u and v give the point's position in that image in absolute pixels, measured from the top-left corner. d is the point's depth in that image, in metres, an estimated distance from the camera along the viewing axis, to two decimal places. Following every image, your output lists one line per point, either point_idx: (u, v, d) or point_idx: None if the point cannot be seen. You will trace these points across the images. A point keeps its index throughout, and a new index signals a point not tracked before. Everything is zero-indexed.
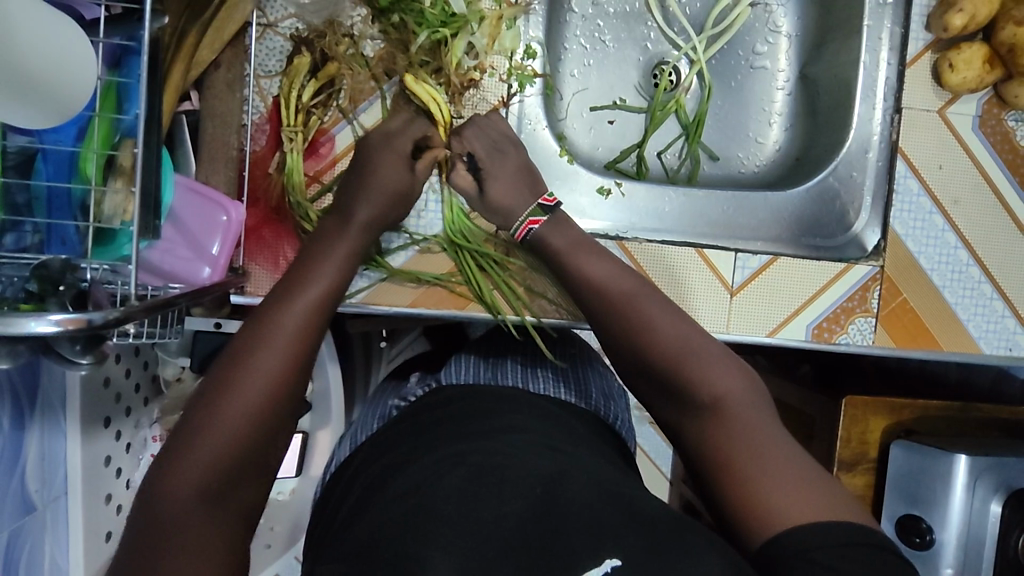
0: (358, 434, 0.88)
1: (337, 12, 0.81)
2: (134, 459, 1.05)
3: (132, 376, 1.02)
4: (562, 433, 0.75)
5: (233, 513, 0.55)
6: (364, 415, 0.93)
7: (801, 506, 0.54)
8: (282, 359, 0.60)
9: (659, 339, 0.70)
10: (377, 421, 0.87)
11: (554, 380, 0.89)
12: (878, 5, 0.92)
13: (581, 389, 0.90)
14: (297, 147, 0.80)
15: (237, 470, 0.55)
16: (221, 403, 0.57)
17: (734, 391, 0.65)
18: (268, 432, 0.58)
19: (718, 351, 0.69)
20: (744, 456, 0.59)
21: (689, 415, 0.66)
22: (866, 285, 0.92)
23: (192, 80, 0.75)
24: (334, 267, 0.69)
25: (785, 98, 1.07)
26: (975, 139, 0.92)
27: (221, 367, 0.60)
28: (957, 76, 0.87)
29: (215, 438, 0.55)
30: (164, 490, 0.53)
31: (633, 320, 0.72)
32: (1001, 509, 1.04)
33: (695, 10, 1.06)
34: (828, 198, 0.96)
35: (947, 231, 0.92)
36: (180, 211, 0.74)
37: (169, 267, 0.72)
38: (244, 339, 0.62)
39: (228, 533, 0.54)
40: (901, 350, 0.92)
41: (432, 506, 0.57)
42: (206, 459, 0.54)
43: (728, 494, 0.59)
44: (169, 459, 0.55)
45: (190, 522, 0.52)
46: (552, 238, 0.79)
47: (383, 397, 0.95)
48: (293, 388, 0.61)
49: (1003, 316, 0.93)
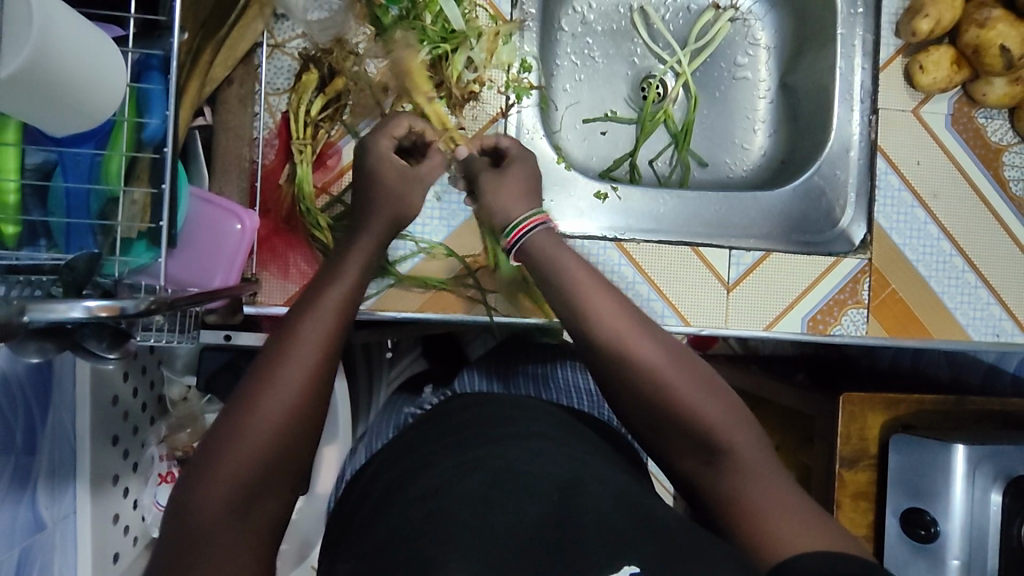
0: (373, 443, 0.89)
1: (343, 31, 0.85)
2: (141, 479, 1.04)
3: (139, 395, 1.02)
4: (573, 437, 0.76)
5: (262, 517, 0.57)
6: (379, 424, 0.94)
7: (796, 535, 0.57)
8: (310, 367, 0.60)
9: (667, 384, 0.65)
10: (392, 430, 0.89)
11: (566, 391, 0.92)
12: (850, 15, 0.98)
13: (593, 400, 0.92)
14: (306, 159, 0.83)
15: (266, 477, 0.56)
16: (252, 409, 0.57)
17: (736, 436, 0.64)
18: (298, 439, 0.59)
19: (715, 390, 0.66)
20: (758, 489, 0.61)
21: (690, 446, 0.65)
22: (856, 277, 0.95)
23: (207, 96, 0.78)
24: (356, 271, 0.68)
25: (767, 106, 1.11)
26: (948, 136, 0.97)
27: (252, 372, 0.60)
28: (928, 76, 0.93)
29: (248, 444, 0.56)
30: (196, 493, 0.55)
31: (633, 362, 0.66)
32: (1001, 498, 1.07)
33: (678, 26, 1.11)
34: (814, 195, 1.00)
35: (929, 223, 0.96)
36: (195, 221, 0.76)
37: (187, 275, 0.76)
38: (275, 344, 0.61)
39: (256, 538, 0.56)
40: (893, 339, 0.95)
41: (456, 504, 0.58)
42: (239, 465, 0.55)
43: (727, 510, 0.62)
44: (203, 462, 0.56)
45: (219, 528, 0.54)
46: (563, 256, 0.71)
47: (396, 407, 0.96)
48: (313, 407, 0.60)
49: (989, 303, 0.97)
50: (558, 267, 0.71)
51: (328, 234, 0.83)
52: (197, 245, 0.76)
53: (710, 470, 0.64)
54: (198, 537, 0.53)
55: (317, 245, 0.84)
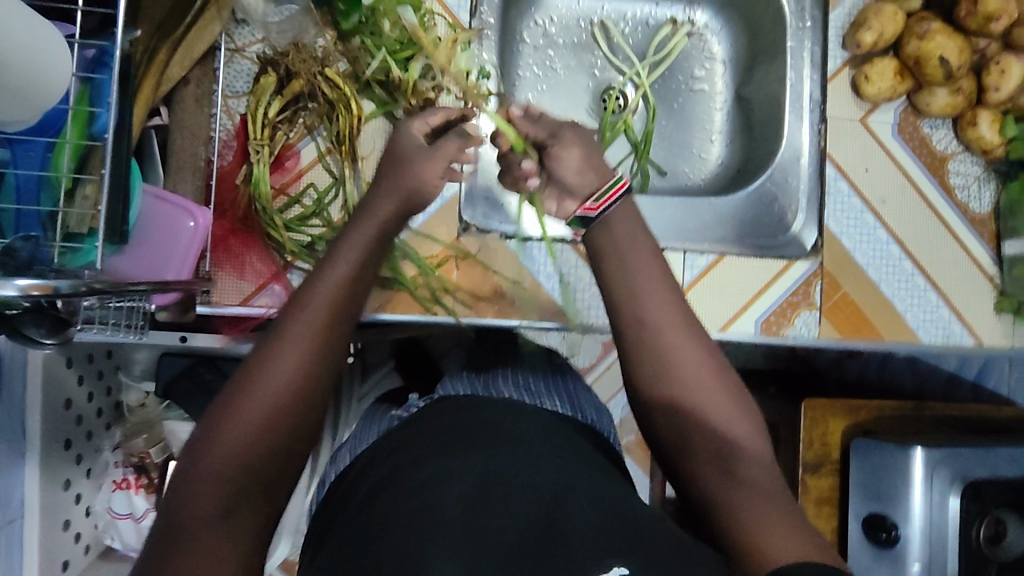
0: (355, 449, 0.84)
1: (302, 35, 0.86)
2: (94, 485, 1.04)
3: (95, 401, 1.02)
4: (551, 430, 0.71)
5: (250, 514, 0.53)
6: (363, 428, 0.88)
7: (775, 536, 0.55)
8: (303, 357, 0.57)
9: (679, 369, 0.64)
10: (373, 435, 0.84)
11: (549, 392, 0.84)
12: (798, 28, 1.01)
13: (575, 404, 0.84)
14: (263, 159, 0.83)
15: (253, 474, 0.53)
16: (240, 399, 0.55)
17: (737, 428, 0.63)
18: (284, 435, 0.55)
19: (725, 375, 0.65)
20: (752, 501, 0.59)
21: (698, 441, 0.63)
22: (809, 280, 0.98)
23: (163, 95, 0.79)
24: (349, 263, 0.62)
25: (723, 117, 1.14)
26: (895, 144, 1.01)
27: (244, 364, 0.58)
28: (872, 86, 0.97)
29: (233, 436, 0.53)
30: (188, 486, 0.52)
31: (672, 353, 0.64)
32: (958, 501, 1.09)
33: (636, 40, 1.14)
34: (766, 201, 1.02)
35: (879, 228, 0.99)
36: (147, 219, 0.76)
37: (136, 272, 0.75)
38: (267, 336, 0.59)
39: (240, 536, 0.52)
40: (846, 341, 0.97)
41: (401, 498, 0.57)
42: (228, 457, 0.53)
43: (720, 517, 0.59)
44: (191, 456, 0.54)
45: (205, 515, 0.51)
46: (616, 226, 0.69)
47: (378, 416, 0.91)
48: (305, 393, 0.57)
49: (938, 306, 0.99)
50: (617, 252, 0.68)
51: (282, 232, 0.84)
52: (150, 240, 0.76)
53: (716, 470, 0.61)
54: (178, 533, 0.50)
55: (273, 245, 0.85)
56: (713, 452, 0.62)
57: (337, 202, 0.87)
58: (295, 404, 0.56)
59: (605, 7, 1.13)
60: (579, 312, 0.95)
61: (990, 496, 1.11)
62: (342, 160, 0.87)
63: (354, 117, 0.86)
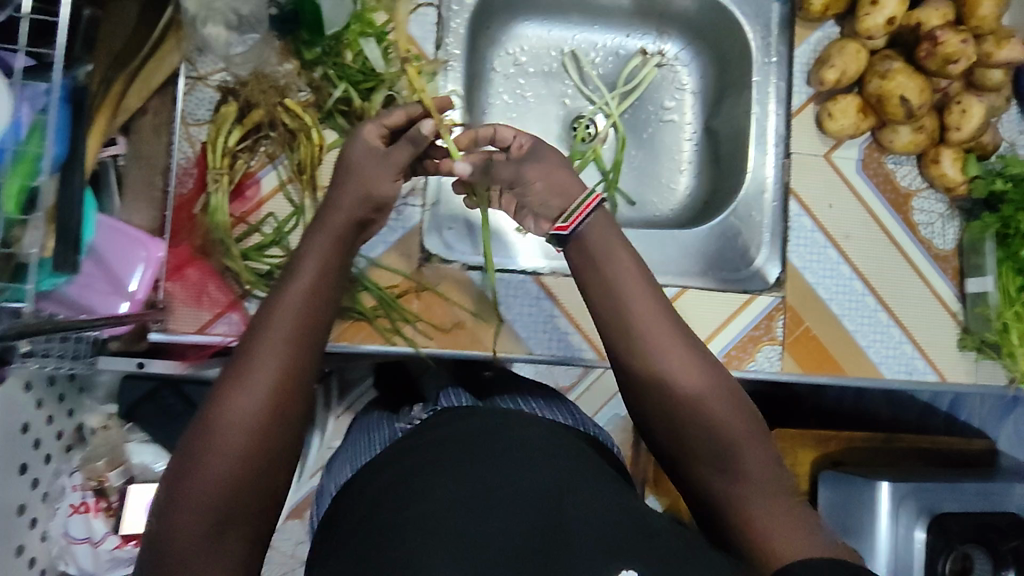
0: (358, 462, 0.74)
1: (264, 65, 0.86)
2: (50, 509, 1.01)
3: (55, 423, 1.00)
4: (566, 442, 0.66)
5: (244, 526, 0.54)
6: (359, 441, 0.79)
7: (785, 535, 0.58)
8: (279, 369, 0.57)
9: (674, 378, 0.63)
10: (381, 445, 0.72)
11: (548, 404, 0.81)
12: (764, 64, 1.02)
13: (572, 414, 0.82)
14: (222, 188, 0.83)
15: (248, 489, 0.54)
16: (220, 417, 0.55)
17: (734, 427, 0.63)
18: (269, 450, 0.56)
19: (715, 373, 0.65)
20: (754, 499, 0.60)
21: (695, 444, 0.63)
22: (771, 314, 0.98)
23: (118, 124, 0.81)
24: (316, 268, 0.62)
25: (692, 149, 1.14)
26: (859, 180, 1.01)
27: (223, 376, 0.58)
28: (836, 123, 0.97)
29: (221, 455, 0.54)
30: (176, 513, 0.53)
31: (660, 364, 0.63)
32: (924, 535, 1.08)
33: (607, 70, 1.15)
34: (730, 235, 1.03)
35: (841, 263, 1.00)
36: (101, 248, 0.79)
37: (87, 300, 0.78)
38: (241, 350, 0.58)
39: (238, 549, 0.54)
40: (808, 375, 0.97)
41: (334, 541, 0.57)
42: (214, 480, 0.53)
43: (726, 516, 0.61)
44: (177, 475, 0.54)
45: (198, 541, 0.52)
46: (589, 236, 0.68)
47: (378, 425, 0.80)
48: (285, 408, 0.57)
49: (901, 342, 0.99)
50: (604, 262, 0.66)
51: (240, 262, 0.83)
52: (101, 270, 0.79)
53: (717, 471, 0.62)
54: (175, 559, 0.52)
55: (230, 274, 0.84)
56: (712, 454, 0.62)
57: (297, 230, 0.86)
58: (275, 417, 0.56)
59: (576, 38, 1.13)
60: (540, 344, 0.95)
61: (954, 530, 1.10)
62: (303, 189, 0.86)
63: (316, 146, 0.86)
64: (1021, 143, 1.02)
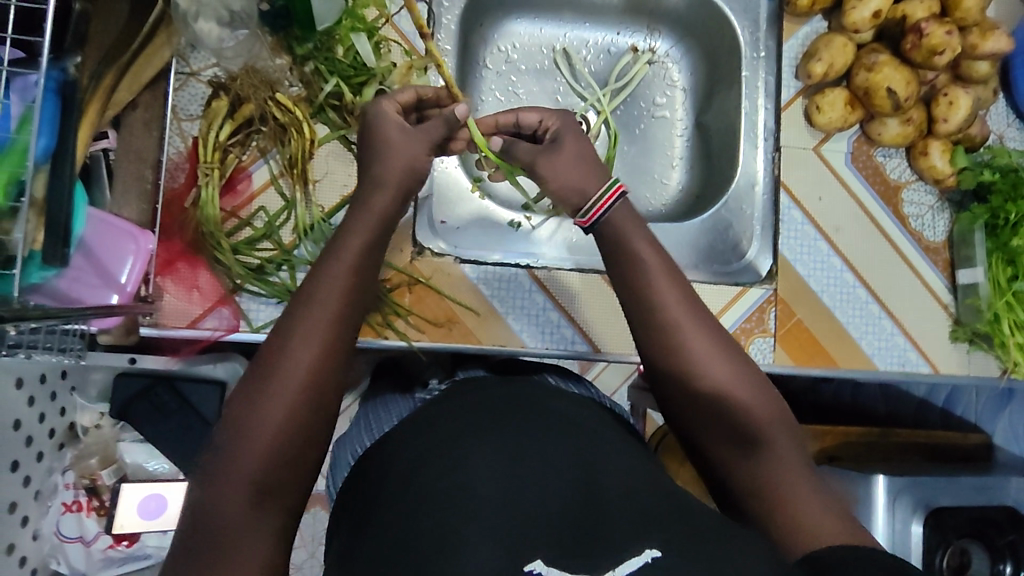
0: (374, 430, 0.71)
1: (255, 59, 0.87)
2: (42, 507, 1.02)
3: (48, 421, 1.00)
4: (585, 411, 0.67)
5: (283, 505, 0.54)
6: (372, 411, 0.78)
7: (815, 513, 0.56)
8: (321, 351, 0.56)
9: (696, 358, 0.63)
10: (398, 417, 0.71)
11: (565, 378, 0.81)
12: (752, 58, 1.03)
13: (588, 388, 0.80)
14: (213, 182, 0.84)
15: (288, 468, 0.54)
16: (263, 397, 0.54)
17: (763, 413, 0.61)
18: (298, 426, 0.55)
19: (735, 353, 0.64)
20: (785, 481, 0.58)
21: (713, 425, 0.62)
22: (762, 306, 0.98)
23: (109, 119, 0.79)
24: (362, 248, 0.61)
25: (684, 144, 1.14)
26: (848, 172, 1.01)
27: (262, 354, 0.57)
28: (824, 116, 0.98)
29: (256, 431, 0.53)
30: (212, 493, 0.52)
31: (689, 346, 0.63)
32: (922, 529, 1.07)
33: (599, 67, 1.15)
34: (721, 228, 1.03)
35: (832, 256, 1.00)
36: (91, 242, 0.77)
37: (77, 295, 0.77)
38: (281, 328, 0.58)
39: (274, 525, 0.54)
40: (801, 368, 0.97)
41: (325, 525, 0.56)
42: (250, 458, 0.53)
43: (756, 499, 0.58)
44: (219, 452, 0.54)
45: (233, 519, 0.52)
46: (625, 222, 0.68)
47: (394, 396, 0.78)
48: (318, 384, 0.56)
49: (893, 333, 1.00)
50: (620, 246, 0.68)
51: (230, 257, 0.84)
52: (89, 263, 0.77)
53: (736, 451, 0.61)
54: (212, 536, 0.51)
55: (221, 267, 0.85)
56: (728, 434, 0.61)
57: (288, 224, 0.87)
58: (313, 399, 0.55)
59: (567, 35, 1.14)
60: (532, 337, 0.95)
61: (950, 526, 1.10)
62: (294, 183, 0.87)
63: (308, 140, 0.87)
64: (1009, 136, 1.03)
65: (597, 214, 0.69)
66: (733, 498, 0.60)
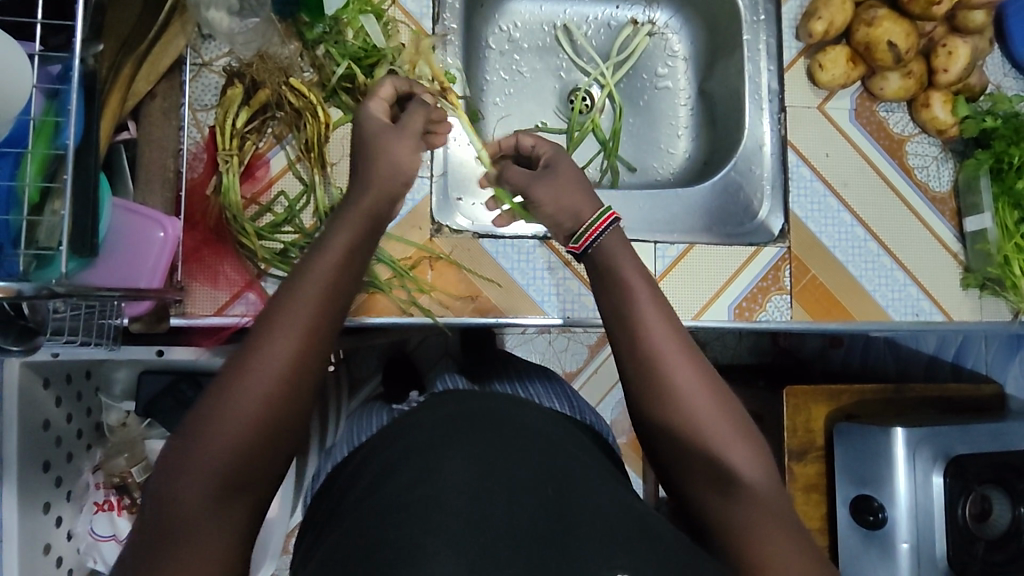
0: (355, 437, 0.77)
1: (267, 45, 0.87)
2: (75, 507, 1.03)
3: (75, 421, 1.01)
4: (554, 423, 0.72)
5: (248, 501, 0.53)
6: (358, 423, 0.82)
7: (780, 549, 0.58)
8: (297, 349, 0.54)
9: (677, 391, 0.62)
10: (382, 420, 0.77)
11: (543, 390, 0.88)
12: (753, 22, 1.05)
13: (563, 398, 0.88)
14: (233, 168, 0.84)
15: (255, 467, 0.53)
16: (233, 389, 0.52)
17: (740, 451, 0.61)
18: (271, 428, 0.53)
19: (717, 389, 0.63)
20: (754, 518, 0.59)
21: (690, 459, 0.62)
22: (777, 265, 0.99)
23: (129, 110, 0.82)
24: (347, 243, 0.58)
25: (688, 113, 1.17)
26: (853, 129, 1.03)
27: (244, 340, 0.55)
28: (827, 74, 0.99)
29: (227, 427, 0.52)
30: (173, 484, 0.51)
31: (669, 378, 0.62)
32: (943, 480, 1.10)
33: (600, 41, 1.16)
34: (732, 190, 1.05)
35: (842, 211, 1.01)
36: (118, 231, 0.78)
37: (111, 280, 0.78)
38: (263, 316, 0.55)
39: (236, 525, 0.52)
40: (817, 322, 0.99)
41: (386, 482, 0.56)
42: (215, 454, 0.51)
43: (725, 536, 0.60)
44: (186, 436, 0.52)
45: (193, 515, 0.50)
46: (613, 247, 0.68)
47: (376, 409, 0.85)
48: (295, 389, 0.54)
49: (906, 284, 1.02)
50: (611, 279, 0.66)
51: (255, 240, 0.84)
52: (119, 252, 0.78)
53: (713, 489, 0.61)
54: (170, 528, 0.50)
55: (247, 255, 0.85)
56: (706, 472, 0.61)
57: (308, 208, 0.88)
58: (287, 395, 0.53)
59: (567, 11, 1.15)
60: (554, 308, 0.96)
61: (973, 473, 1.13)
62: (312, 167, 0.87)
63: (323, 124, 0.87)
64: (1007, 85, 1.05)
65: (586, 243, 0.68)
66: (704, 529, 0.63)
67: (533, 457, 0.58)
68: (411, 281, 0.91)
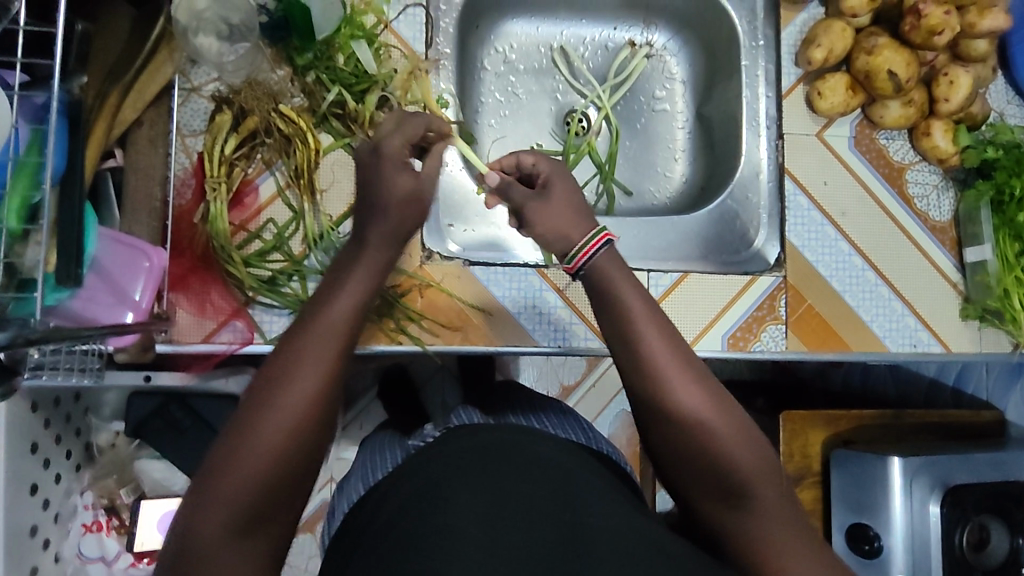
0: (370, 477, 0.76)
1: (256, 72, 0.87)
2: (62, 530, 1.02)
3: (63, 443, 1.00)
4: (570, 451, 0.70)
5: (271, 533, 0.53)
6: (371, 459, 0.81)
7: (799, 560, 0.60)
8: (320, 381, 0.54)
9: (689, 413, 0.62)
10: (395, 461, 0.75)
11: (557, 417, 0.87)
12: (751, 48, 1.03)
13: (581, 431, 0.86)
14: (221, 197, 0.83)
15: (278, 500, 0.53)
16: (256, 424, 0.52)
17: (753, 466, 0.62)
18: (295, 461, 0.53)
19: (726, 408, 0.63)
20: (772, 533, 0.61)
21: (705, 478, 0.62)
22: (773, 294, 0.98)
23: (115, 138, 0.83)
24: (365, 273, 0.59)
25: (685, 136, 1.15)
26: (853, 157, 1.01)
27: (263, 374, 0.55)
28: (826, 101, 0.98)
29: (251, 462, 0.52)
30: (198, 519, 0.51)
31: (680, 401, 0.62)
32: (940, 509, 1.07)
33: (597, 63, 1.15)
34: (727, 218, 1.05)
35: (840, 240, 1.00)
36: (104, 261, 0.79)
37: (90, 313, 0.77)
38: (279, 353, 0.56)
39: (260, 558, 0.53)
40: (812, 353, 0.98)
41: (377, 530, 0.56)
42: (238, 489, 0.51)
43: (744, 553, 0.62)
44: (210, 471, 0.53)
45: (219, 549, 0.51)
46: (609, 266, 0.67)
47: (389, 444, 0.83)
48: (318, 420, 0.54)
49: (904, 315, 1.00)
50: (610, 300, 0.65)
51: (243, 269, 0.83)
52: (102, 281, 0.78)
53: (727, 505, 0.62)
54: (194, 563, 0.51)
55: (234, 282, 0.84)
56: (723, 490, 0.62)
57: (297, 235, 0.86)
58: (307, 429, 0.53)
59: (564, 33, 1.14)
60: (545, 336, 0.95)
61: (970, 503, 1.11)
62: (302, 194, 0.86)
63: (313, 150, 0.87)
64: (1009, 113, 1.03)
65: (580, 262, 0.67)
66: (721, 548, 0.64)
67: (517, 506, 0.58)
68: (402, 309, 0.90)
